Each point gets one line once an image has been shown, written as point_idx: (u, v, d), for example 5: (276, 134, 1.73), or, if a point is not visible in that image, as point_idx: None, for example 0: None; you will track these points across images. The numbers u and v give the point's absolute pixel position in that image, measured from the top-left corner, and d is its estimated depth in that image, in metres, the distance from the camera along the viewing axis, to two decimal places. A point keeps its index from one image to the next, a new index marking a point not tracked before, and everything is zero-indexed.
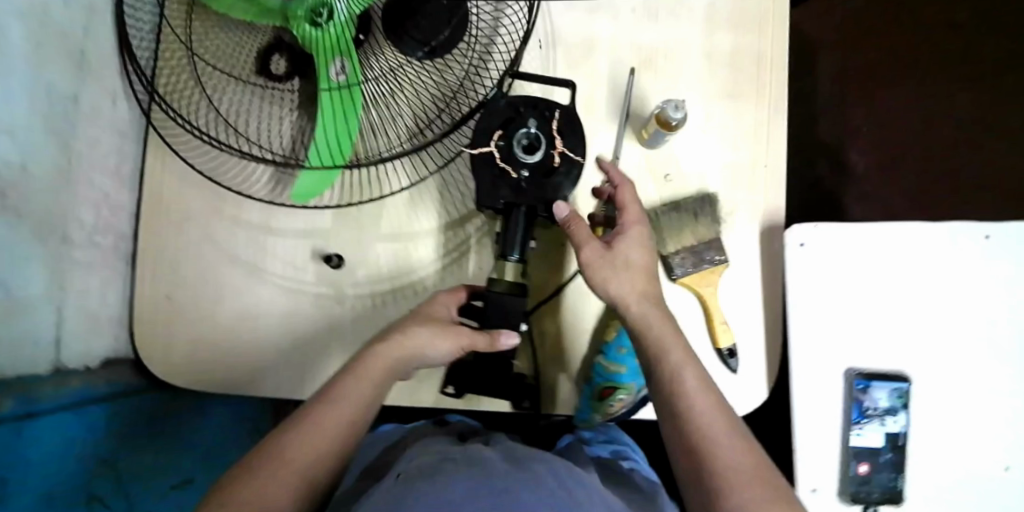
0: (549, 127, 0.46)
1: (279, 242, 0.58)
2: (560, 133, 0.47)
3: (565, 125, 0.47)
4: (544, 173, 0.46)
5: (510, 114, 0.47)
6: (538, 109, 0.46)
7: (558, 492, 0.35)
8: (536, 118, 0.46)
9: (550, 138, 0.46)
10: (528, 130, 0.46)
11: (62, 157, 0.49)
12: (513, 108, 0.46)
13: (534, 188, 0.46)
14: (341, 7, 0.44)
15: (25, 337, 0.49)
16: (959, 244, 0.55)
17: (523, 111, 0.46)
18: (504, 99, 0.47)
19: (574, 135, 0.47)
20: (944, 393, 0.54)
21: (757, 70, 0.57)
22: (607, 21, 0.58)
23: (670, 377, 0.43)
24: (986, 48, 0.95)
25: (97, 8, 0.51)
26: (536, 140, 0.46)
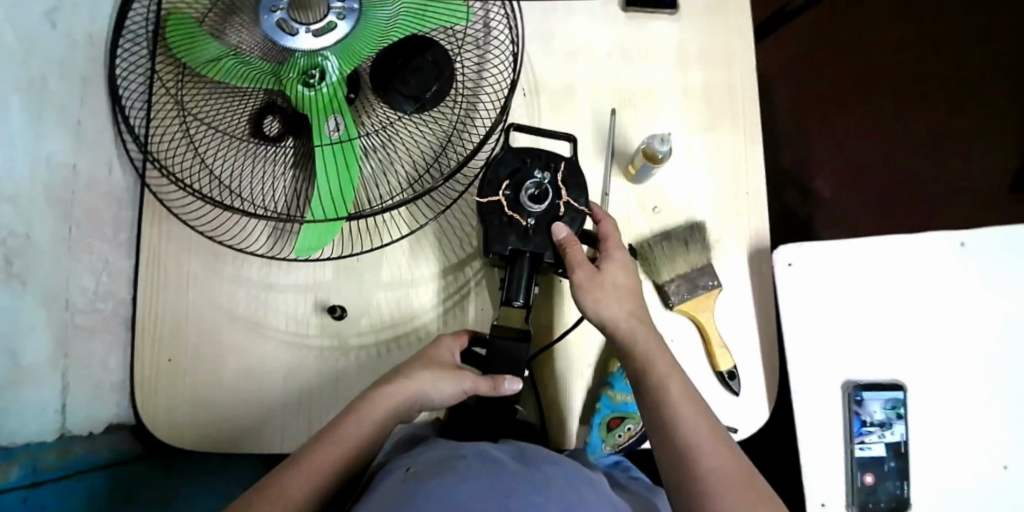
0: (555, 178, 0.50)
1: (281, 298, 0.58)
2: (565, 184, 0.50)
3: (569, 175, 0.50)
4: (549, 221, 0.49)
5: (518, 165, 0.50)
6: (543, 161, 0.50)
7: (563, 492, 0.38)
8: (542, 168, 0.50)
9: (557, 189, 0.50)
10: (536, 180, 0.50)
11: (63, 224, 0.49)
12: (520, 159, 0.50)
13: (541, 234, 0.49)
14: (332, 66, 0.47)
15: (30, 409, 0.48)
16: (936, 252, 0.58)
17: (529, 162, 0.50)
18: (511, 151, 0.50)
19: (576, 185, 0.50)
20: (936, 398, 0.56)
21: (732, 103, 0.60)
22: (586, 66, 0.61)
23: (657, 388, 0.45)
24: (932, 67, 1.02)
25: (92, 80, 0.53)
26: (543, 188, 0.49)
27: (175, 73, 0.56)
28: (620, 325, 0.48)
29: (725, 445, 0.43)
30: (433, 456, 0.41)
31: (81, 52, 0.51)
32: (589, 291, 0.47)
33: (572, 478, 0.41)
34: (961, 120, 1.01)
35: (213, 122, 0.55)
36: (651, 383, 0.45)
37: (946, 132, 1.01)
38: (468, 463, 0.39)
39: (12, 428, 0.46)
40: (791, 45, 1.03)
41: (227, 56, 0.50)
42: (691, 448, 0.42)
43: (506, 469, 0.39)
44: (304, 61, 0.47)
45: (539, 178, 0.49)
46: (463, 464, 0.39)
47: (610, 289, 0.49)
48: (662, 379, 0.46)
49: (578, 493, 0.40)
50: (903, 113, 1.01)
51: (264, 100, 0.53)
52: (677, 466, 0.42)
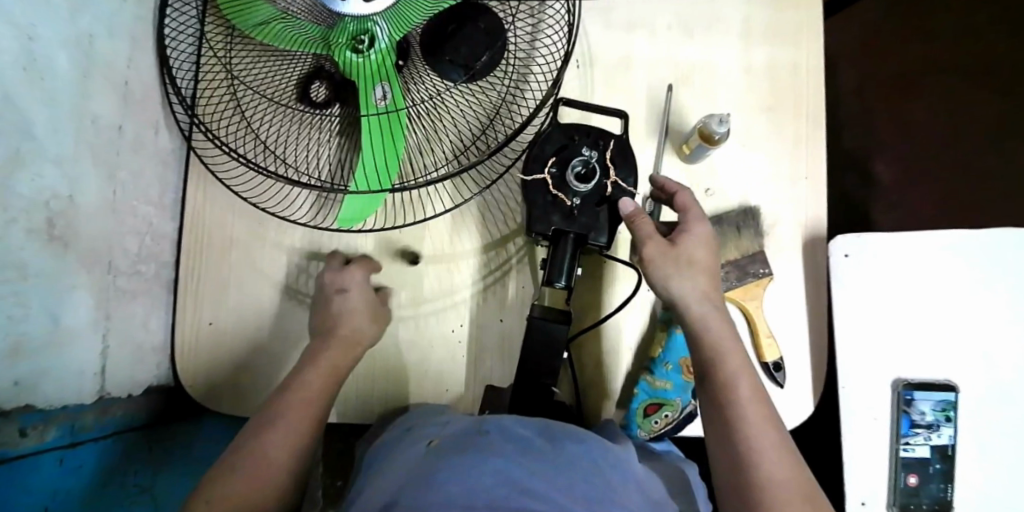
0: (603, 156, 0.48)
1: (320, 266, 0.58)
2: (614, 163, 0.49)
3: (618, 155, 0.49)
4: (595, 202, 0.48)
5: (565, 142, 0.49)
6: (592, 139, 0.49)
7: (593, 480, 0.36)
8: (590, 146, 0.48)
9: (604, 168, 0.48)
10: (584, 158, 0.48)
11: (107, 186, 0.49)
12: (567, 136, 0.49)
13: (586, 214, 0.48)
14: (382, 34, 0.46)
15: (74, 368, 0.48)
16: (1004, 250, 0.55)
17: (577, 139, 0.49)
18: (559, 127, 0.49)
19: (626, 165, 0.49)
20: (992, 402, 0.54)
21: (796, 84, 0.57)
22: (643, 39, 0.58)
23: (723, 384, 0.44)
24: None
25: (139, 39, 0.52)
26: (591, 165, 0.48)
27: (223, 34, 0.54)
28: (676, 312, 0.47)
29: (789, 455, 0.42)
30: (456, 430, 0.40)
31: (128, 11, 0.50)
32: (662, 267, 0.47)
33: (602, 463, 0.38)
34: None
35: (260, 87, 0.54)
36: (719, 379, 0.44)
37: None
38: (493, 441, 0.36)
39: (56, 388, 0.47)
40: (853, 22, 0.97)
41: (278, 19, 0.48)
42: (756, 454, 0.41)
43: (536, 451, 0.36)
44: (354, 26, 0.45)
45: (586, 157, 0.47)
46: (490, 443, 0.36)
47: (660, 275, 0.47)
48: (730, 376, 0.45)
49: (609, 485, 0.37)
50: None
51: (312, 64, 0.52)
52: (736, 469, 0.41)
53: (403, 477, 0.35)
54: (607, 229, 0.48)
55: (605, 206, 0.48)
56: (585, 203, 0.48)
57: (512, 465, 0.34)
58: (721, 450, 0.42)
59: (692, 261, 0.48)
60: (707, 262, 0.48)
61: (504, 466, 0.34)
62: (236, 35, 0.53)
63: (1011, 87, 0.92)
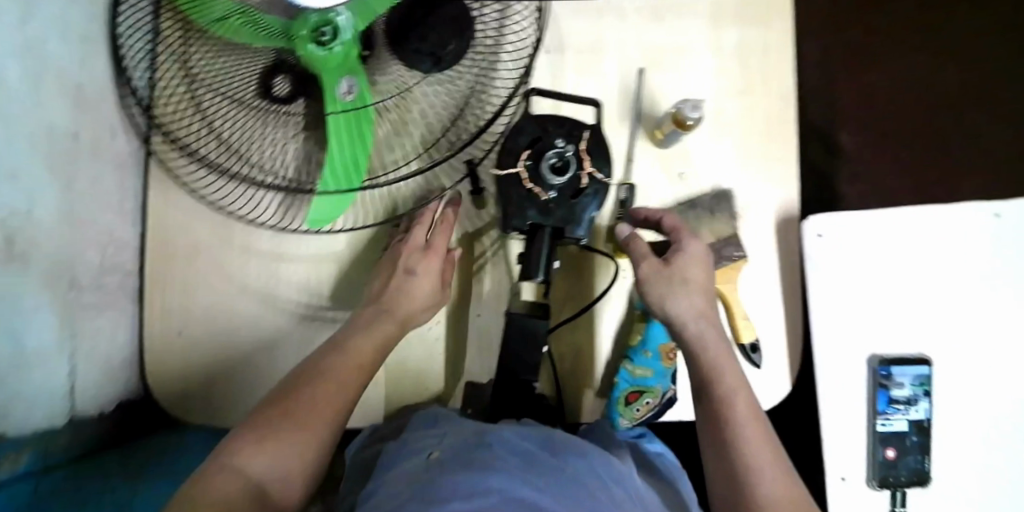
0: (577, 148, 0.48)
1: (291, 268, 0.57)
2: (588, 154, 0.48)
3: (592, 146, 0.48)
4: (571, 193, 0.47)
5: (539, 135, 0.48)
6: (565, 130, 0.48)
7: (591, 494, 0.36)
8: (564, 137, 0.48)
9: (579, 160, 0.48)
10: (558, 150, 0.48)
11: (66, 197, 0.47)
12: (541, 128, 0.48)
13: (563, 207, 0.47)
14: (344, 22, 0.45)
15: (43, 388, 0.47)
16: (973, 223, 0.56)
17: (551, 132, 0.48)
18: (531, 119, 0.48)
19: (601, 155, 0.49)
20: (965, 372, 0.55)
21: (767, 63, 0.57)
22: (614, 22, 0.56)
23: (722, 399, 0.45)
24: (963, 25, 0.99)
25: (92, 41, 0.50)
26: (566, 157, 0.47)
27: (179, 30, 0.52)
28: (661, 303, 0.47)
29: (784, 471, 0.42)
30: (456, 442, 0.40)
31: (80, 11, 0.48)
32: (656, 287, 0.48)
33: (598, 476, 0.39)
34: (991, 79, 0.98)
35: (219, 84, 0.52)
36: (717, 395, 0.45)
37: (978, 97, 0.97)
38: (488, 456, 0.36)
39: (26, 410, 0.45)
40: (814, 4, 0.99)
41: (235, 13, 0.47)
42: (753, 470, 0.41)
43: (529, 465, 0.36)
44: (316, 18, 0.44)
45: (560, 148, 0.47)
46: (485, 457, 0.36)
47: (656, 296, 0.48)
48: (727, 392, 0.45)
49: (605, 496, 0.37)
50: (931, 76, 0.98)
51: (273, 58, 0.50)
52: (728, 482, 0.42)
53: (401, 488, 0.34)
54: (586, 222, 0.47)
55: (581, 198, 0.47)
56: (563, 195, 0.47)
57: (517, 477, 0.34)
58: (718, 462, 0.43)
59: (687, 280, 0.48)
60: (702, 281, 0.49)
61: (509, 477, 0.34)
62: (193, 31, 0.51)
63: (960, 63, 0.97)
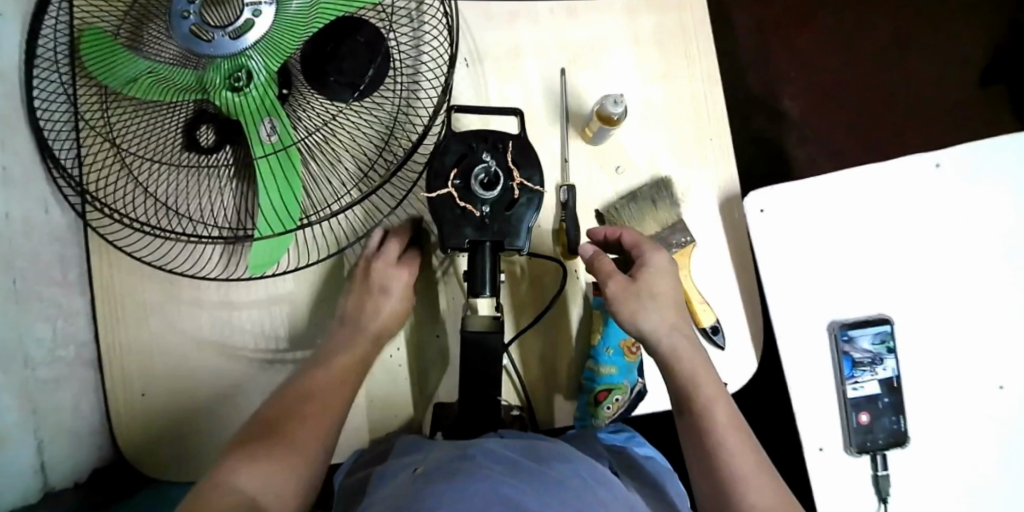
0: (504, 160, 0.48)
1: (244, 315, 0.57)
2: (515, 164, 0.48)
3: (519, 155, 0.48)
4: (505, 206, 0.47)
5: (465, 152, 0.48)
6: (490, 144, 0.48)
7: (586, 499, 0.35)
8: (489, 151, 0.48)
9: (507, 171, 0.47)
10: (485, 165, 0.47)
11: (6, 278, 0.47)
12: (465, 145, 0.48)
13: (498, 220, 0.47)
14: (257, 65, 0.45)
15: (8, 472, 0.46)
16: (913, 175, 0.56)
17: (476, 147, 0.48)
18: (454, 137, 0.48)
19: (529, 164, 0.48)
20: (925, 324, 0.55)
21: (686, 46, 0.57)
22: (528, 27, 0.57)
23: (703, 413, 0.44)
24: None
25: (9, 120, 0.50)
26: (494, 171, 0.47)
27: (98, 97, 0.52)
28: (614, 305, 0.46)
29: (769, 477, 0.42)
30: (442, 453, 0.38)
31: None
32: (626, 305, 0.45)
33: (589, 480, 0.38)
34: (924, 28, 1.00)
35: (143, 145, 0.52)
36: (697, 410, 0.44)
37: (913, 49, 1.00)
38: (476, 462, 0.35)
39: None
40: None
41: (146, 72, 0.46)
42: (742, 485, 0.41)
43: (522, 470, 0.35)
44: (228, 65, 0.45)
45: (487, 163, 0.47)
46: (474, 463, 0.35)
47: (625, 312, 0.46)
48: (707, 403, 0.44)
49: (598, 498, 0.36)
50: (866, 33, 1.00)
51: (194, 110, 0.50)
52: (716, 499, 0.42)
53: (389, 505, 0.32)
54: (524, 233, 0.47)
55: (515, 209, 0.47)
56: (497, 209, 0.47)
57: (507, 484, 0.33)
58: (705, 479, 0.43)
59: (657, 294, 0.47)
60: (670, 293, 0.47)
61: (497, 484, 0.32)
62: (109, 97, 0.51)
63: (887, 18, 1.00)
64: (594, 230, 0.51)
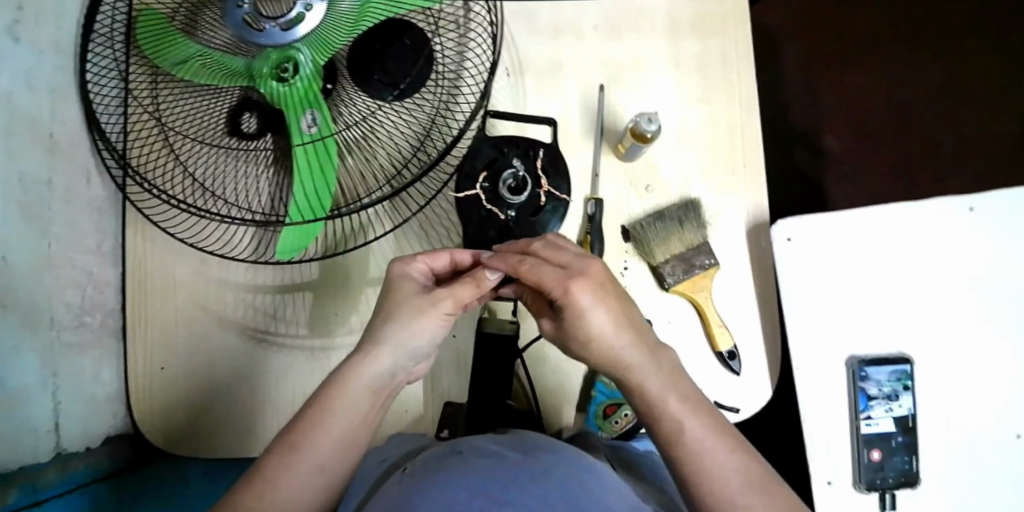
0: (533, 167, 0.48)
1: (267, 298, 0.58)
2: (544, 173, 0.49)
3: (549, 164, 0.49)
4: (531, 211, 0.48)
5: (496, 155, 0.49)
6: (522, 149, 0.49)
7: (568, 483, 0.34)
8: (521, 157, 0.48)
9: (536, 178, 0.48)
10: (514, 170, 0.48)
11: (41, 242, 0.49)
12: (498, 149, 0.48)
13: (522, 225, 0.48)
14: (304, 58, 0.46)
15: (25, 430, 0.47)
16: (943, 219, 0.56)
17: (508, 151, 0.49)
18: (489, 141, 0.49)
19: (558, 175, 0.49)
20: (945, 369, 0.55)
21: (726, 73, 0.58)
22: (571, 42, 0.58)
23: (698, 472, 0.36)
24: (929, 21, 1.01)
25: (63, 90, 0.52)
26: (522, 177, 0.48)
27: (148, 74, 0.53)
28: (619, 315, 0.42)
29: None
30: (434, 453, 0.38)
31: (47, 61, 0.50)
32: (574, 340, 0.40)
33: (574, 466, 0.37)
34: (962, 73, 1.00)
35: (186, 124, 0.54)
36: (682, 461, 0.37)
37: (948, 93, 1.00)
38: (466, 460, 0.35)
39: (8, 452, 0.46)
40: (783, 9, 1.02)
41: (197, 56, 0.48)
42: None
43: (506, 461, 0.35)
44: (277, 55, 0.46)
45: (518, 169, 0.48)
46: (462, 461, 0.35)
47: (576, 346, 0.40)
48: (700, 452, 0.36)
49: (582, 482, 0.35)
50: (903, 74, 1.00)
51: (239, 96, 0.51)
52: None
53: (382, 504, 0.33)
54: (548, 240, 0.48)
55: (541, 215, 0.48)
56: (521, 215, 0.48)
57: (490, 481, 0.33)
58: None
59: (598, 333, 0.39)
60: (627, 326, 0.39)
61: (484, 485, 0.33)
62: (160, 74, 0.53)
63: (925, 59, 1.00)
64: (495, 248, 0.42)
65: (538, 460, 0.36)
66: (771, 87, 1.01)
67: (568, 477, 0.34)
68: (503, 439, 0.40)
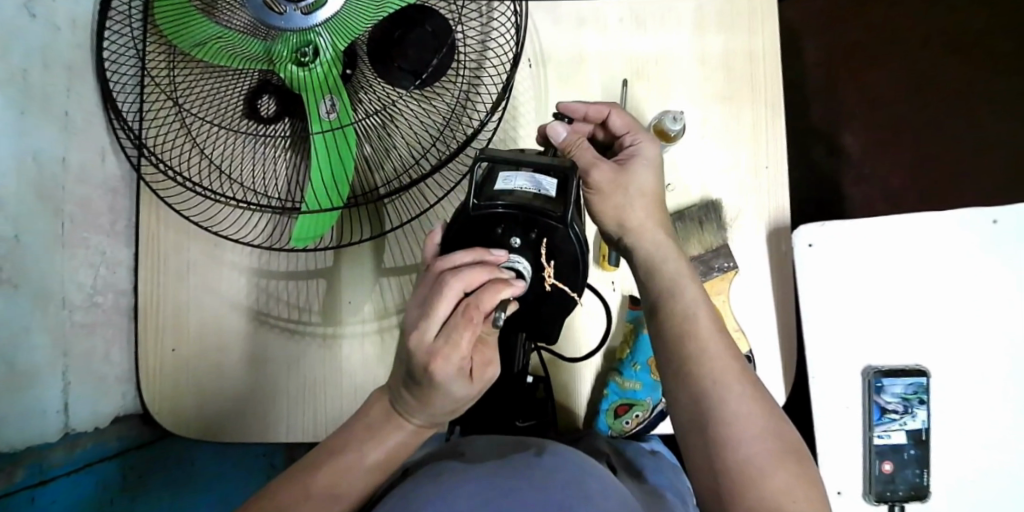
0: (535, 252, 0.38)
1: (281, 285, 0.58)
2: (549, 253, 0.38)
3: (555, 244, 0.38)
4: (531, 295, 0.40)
5: (486, 237, 0.37)
6: (522, 227, 0.37)
7: (567, 488, 0.33)
8: (520, 236, 0.37)
9: (538, 263, 0.38)
10: (516, 262, 0.36)
11: (54, 221, 0.48)
12: (489, 222, 0.37)
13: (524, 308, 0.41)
14: (325, 43, 0.46)
15: (34, 409, 0.47)
16: (967, 229, 0.55)
17: (503, 230, 0.37)
18: (478, 211, 0.37)
19: (568, 258, 0.39)
20: (962, 380, 0.55)
21: (755, 70, 0.56)
22: (595, 34, 0.57)
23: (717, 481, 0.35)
24: (959, 21, 0.99)
25: (79, 68, 0.51)
26: (525, 279, 0.36)
27: (165, 54, 0.53)
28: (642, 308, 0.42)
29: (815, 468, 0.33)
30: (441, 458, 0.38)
31: (63, 40, 0.49)
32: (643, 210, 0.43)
33: (573, 468, 0.36)
34: (990, 77, 0.98)
35: (203, 106, 0.53)
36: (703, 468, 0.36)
37: (975, 94, 0.98)
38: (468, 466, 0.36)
39: (17, 431, 0.46)
40: (806, 7, 1.00)
41: (216, 38, 0.47)
42: (731, 425, 0.35)
43: (507, 466, 0.35)
44: (296, 39, 0.45)
45: (514, 256, 0.37)
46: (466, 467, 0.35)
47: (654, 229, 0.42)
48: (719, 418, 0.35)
49: (583, 487, 0.34)
50: (929, 75, 0.98)
51: (258, 79, 0.51)
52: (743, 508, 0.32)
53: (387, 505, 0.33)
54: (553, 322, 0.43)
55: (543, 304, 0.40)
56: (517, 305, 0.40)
57: (480, 485, 0.33)
58: (692, 419, 0.37)
59: None
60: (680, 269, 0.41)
61: (484, 488, 0.32)
62: (177, 55, 0.52)
63: (953, 62, 0.98)
64: (571, 108, 0.48)
65: (540, 466, 0.35)
66: (792, 88, 0.99)
67: (565, 484, 0.33)
68: (503, 442, 0.40)
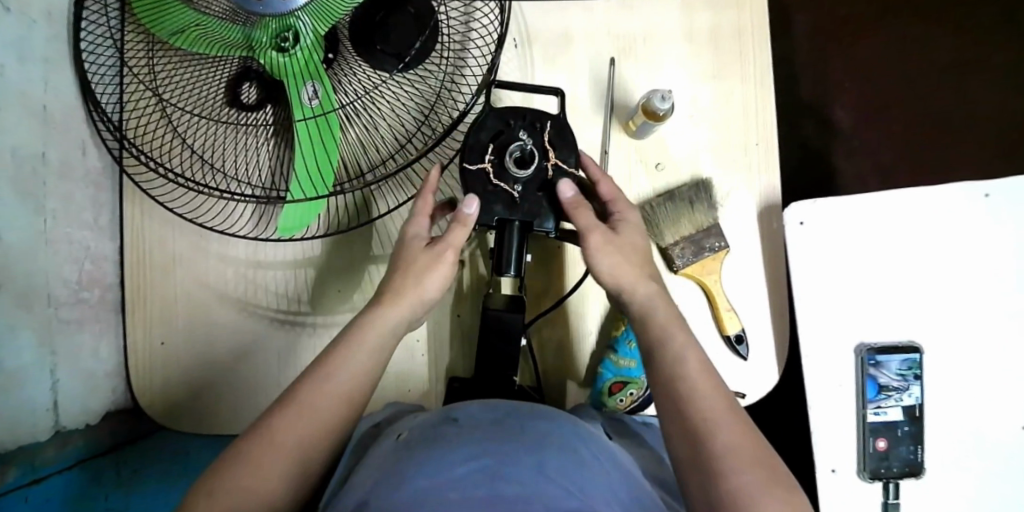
0: (541, 139, 0.44)
1: (269, 275, 0.57)
2: (553, 145, 0.45)
3: (555, 136, 0.45)
4: (538, 186, 0.44)
5: (500, 131, 0.45)
6: (528, 121, 0.44)
7: (564, 451, 0.34)
8: (527, 129, 0.44)
9: (543, 151, 0.44)
10: (521, 143, 0.44)
11: (36, 217, 0.47)
12: (503, 120, 0.44)
13: (528, 200, 0.44)
14: (304, 26, 0.44)
15: (24, 408, 0.47)
16: (960, 204, 0.55)
17: (513, 124, 0.45)
18: (492, 111, 0.44)
19: (566, 146, 0.45)
20: (955, 354, 0.55)
21: (744, 46, 0.55)
22: (582, 13, 0.56)
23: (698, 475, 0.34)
24: None
25: (56, 61, 0.50)
26: (533, 156, 0.44)
27: (144, 42, 0.52)
28: (633, 283, 0.43)
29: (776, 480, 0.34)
30: (428, 420, 0.39)
31: (40, 32, 0.48)
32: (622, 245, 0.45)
33: (574, 437, 0.36)
34: (986, 50, 0.97)
35: (184, 95, 0.52)
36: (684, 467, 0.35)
37: (971, 68, 0.97)
38: (459, 429, 0.36)
39: (8, 430, 0.45)
40: None
41: (194, 25, 0.45)
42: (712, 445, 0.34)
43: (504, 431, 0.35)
44: (276, 24, 0.43)
45: (525, 144, 0.44)
46: (455, 429, 0.36)
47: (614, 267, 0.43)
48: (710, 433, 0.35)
49: (576, 452, 0.34)
50: (923, 50, 0.97)
51: (239, 65, 0.50)
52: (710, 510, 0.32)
53: (374, 474, 0.34)
54: (555, 214, 0.44)
55: (548, 191, 0.44)
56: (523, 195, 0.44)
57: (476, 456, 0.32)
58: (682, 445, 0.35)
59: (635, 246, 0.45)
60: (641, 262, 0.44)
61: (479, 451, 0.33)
62: (156, 42, 0.51)
63: (948, 35, 0.97)
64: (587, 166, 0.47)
65: (532, 430, 0.35)
66: (785, 62, 0.98)
67: (564, 448, 0.34)
68: (495, 404, 0.40)
